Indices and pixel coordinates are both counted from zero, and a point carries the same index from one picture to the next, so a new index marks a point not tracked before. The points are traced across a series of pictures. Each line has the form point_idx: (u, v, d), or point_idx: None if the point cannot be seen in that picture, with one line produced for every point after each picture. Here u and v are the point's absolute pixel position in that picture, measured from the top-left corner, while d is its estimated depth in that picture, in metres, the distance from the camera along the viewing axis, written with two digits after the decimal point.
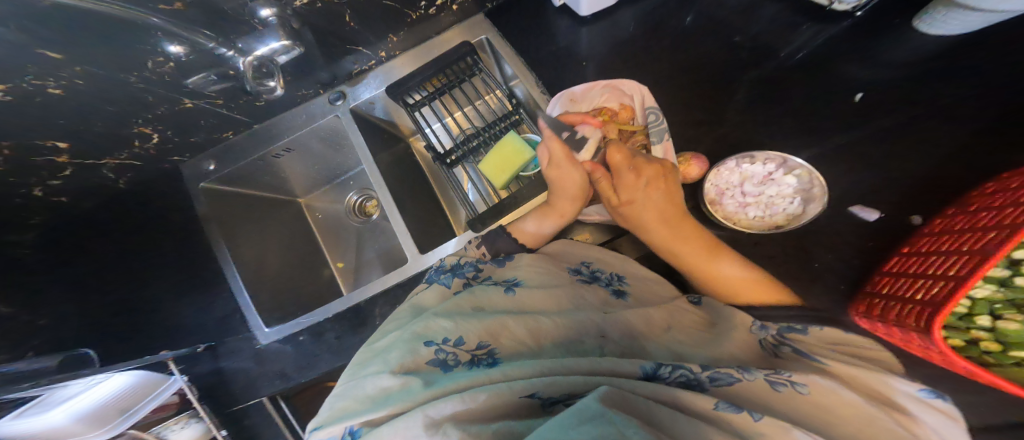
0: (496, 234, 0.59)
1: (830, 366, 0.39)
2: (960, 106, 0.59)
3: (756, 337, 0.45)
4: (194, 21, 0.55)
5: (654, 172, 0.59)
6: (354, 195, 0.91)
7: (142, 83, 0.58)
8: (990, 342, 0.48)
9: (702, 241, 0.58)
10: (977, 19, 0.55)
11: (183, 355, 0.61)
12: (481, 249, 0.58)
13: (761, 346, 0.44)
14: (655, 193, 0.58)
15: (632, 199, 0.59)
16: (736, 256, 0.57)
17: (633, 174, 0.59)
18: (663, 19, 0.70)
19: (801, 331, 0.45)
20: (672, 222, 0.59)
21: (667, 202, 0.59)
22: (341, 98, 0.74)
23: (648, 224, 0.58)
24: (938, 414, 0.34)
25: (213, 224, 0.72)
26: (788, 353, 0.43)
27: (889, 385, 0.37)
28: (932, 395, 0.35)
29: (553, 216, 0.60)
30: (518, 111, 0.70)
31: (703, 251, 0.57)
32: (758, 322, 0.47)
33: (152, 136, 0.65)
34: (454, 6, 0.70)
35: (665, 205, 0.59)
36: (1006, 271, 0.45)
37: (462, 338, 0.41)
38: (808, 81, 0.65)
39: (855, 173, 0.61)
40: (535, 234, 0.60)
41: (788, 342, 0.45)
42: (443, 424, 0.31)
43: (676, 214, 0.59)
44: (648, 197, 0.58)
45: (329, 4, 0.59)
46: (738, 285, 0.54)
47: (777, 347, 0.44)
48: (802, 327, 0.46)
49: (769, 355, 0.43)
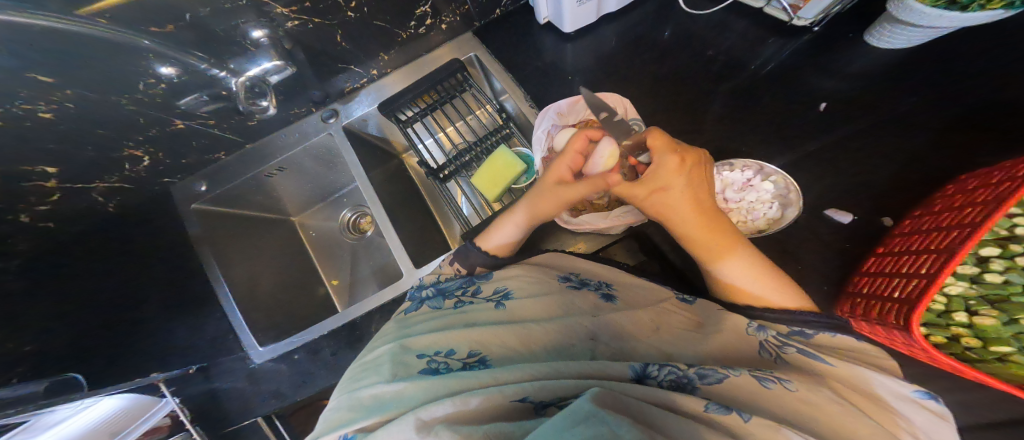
0: (468, 248, 0.58)
1: (829, 367, 0.41)
2: (926, 110, 0.61)
3: (757, 339, 0.45)
4: (184, 43, 0.56)
5: (694, 161, 0.55)
6: (347, 212, 0.91)
7: (133, 105, 0.59)
8: (970, 338, 0.50)
9: (726, 236, 0.53)
10: (915, 33, 0.58)
11: (176, 376, 0.60)
12: (456, 265, 0.58)
13: (761, 348, 0.44)
14: (696, 182, 0.54)
15: (670, 186, 0.54)
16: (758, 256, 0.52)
17: (677, 159, 0.54)
18: (643, 33, 0.73)
19: (808, 335, 0.46)
20: (705, 210, 0.54)
21: (705, 190, 0.55)
22: (333, 116, 0.75)
23: (683, 213, 0.53)
24: (926, 412, 0.37)
25: (205, 245, 0.72)
26: (793, 354, 0.43)
27: (888, 386, 0.39)
28: (926, 395, 0.38)
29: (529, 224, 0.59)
30: (509, 125, 0.72)
31: (724, 247, 0.52)
32: (756, 324, 0.47)
33: (143, 159, 0.66)
34: (442, 25, 0.72)
35: (705, 193, 0.55)
36: (975, 268, 0.49)
37: (454, 349, 0.42)
38: (783, 90, 0.68)
39: (835, 175, 0.64)
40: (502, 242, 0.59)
41: (791, 342, 0.45)
42: (435, 426, 0.32)
43: (711, 206, 0.54)
44: (689, 182, 0.54)
45: (320, 25, 0.61)
46: (751, 284, 0.51)
47: (781, 348, 0.44)
48: (813, 331, 0.46)
49: (767, 358, 0.43)
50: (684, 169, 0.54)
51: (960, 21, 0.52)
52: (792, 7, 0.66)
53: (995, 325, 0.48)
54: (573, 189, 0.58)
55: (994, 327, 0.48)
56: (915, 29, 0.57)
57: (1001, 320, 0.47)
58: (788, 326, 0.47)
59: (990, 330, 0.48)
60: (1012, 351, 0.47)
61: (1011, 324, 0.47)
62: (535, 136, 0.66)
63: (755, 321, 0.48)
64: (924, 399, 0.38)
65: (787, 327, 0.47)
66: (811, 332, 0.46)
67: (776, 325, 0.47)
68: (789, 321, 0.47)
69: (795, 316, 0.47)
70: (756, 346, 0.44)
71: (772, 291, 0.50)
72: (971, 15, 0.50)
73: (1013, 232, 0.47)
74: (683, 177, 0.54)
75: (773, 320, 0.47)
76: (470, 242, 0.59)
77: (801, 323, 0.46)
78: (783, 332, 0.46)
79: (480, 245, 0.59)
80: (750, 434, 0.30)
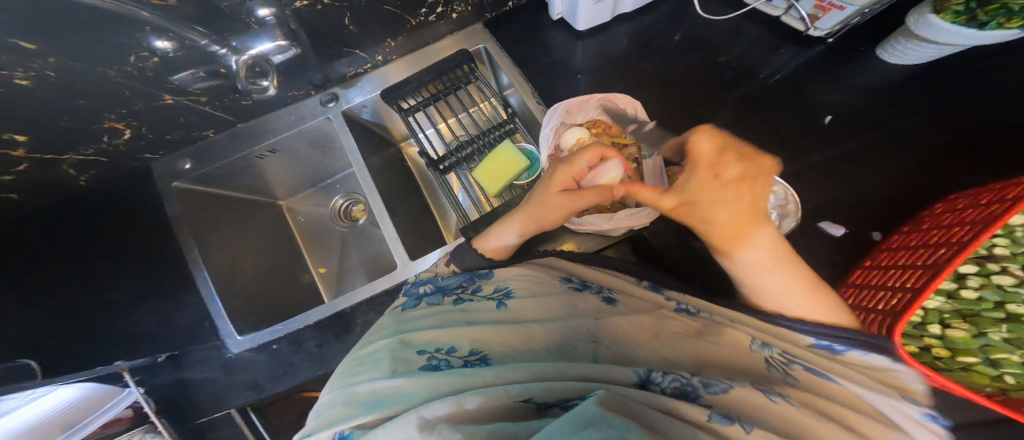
0: (464, 249, 0.57)
1: (832, 387, 0.42)
2: (915, 129, 0.64)
3: (762, 356, 0.45)
4: (186, 18, 0.53)
5: (735, 175, 0.53)
6: (339, 199, 0.89)
7: (121, 78, 0.56)
8: (940, 349, 0.53)
9: (751, 237, 0.51)
10: (933, 50, 0.61)
11: (141, 365, 0.58)
12: (450, 266, 0.57)
13: (769, 365, 0.44)
14: (731, 200, 0.52)
15: (694, 200, 0.53)
16: (791, 261, 0.50)
17: (711, 174, 0.54)
18: (652, 39, 0.74)
19: (835, 352, 0.46)
20: (742, 214, 0.52)
21: (744, 205, 0.52)
22: (333, 100, 0.73)
23: (711, 226, 0.52)
24: (934, 434, 0.40)
25: (185, 225, 0.69)
26: (800, 372, 0.43)
27: (900, 410, 0.41)
28: (932, 418, 0.41)
29: (522, 228, 0.57)
30: (514, 120, 0.71)
31: (743, 250, 0.51)
32: (760, 341, 0.47)
33: (123, 133, 0.63)
34: (453, 14, 0.71)
35: (745, 211, 0.52)
36: (953, 284, 0.52)
37: (456, 346, 0.41)
38: (783, 102, 0.70)
39: (828, 189, 0.66)
40: (504, 245, 0.58)
41: (798, 358, 0.45)
42: (437, 425, 0.31)
43: (745, 219, 0.51)
44: (718, 200, 0.52)
45: (329, 6, 0.59)
46: (779, 292, 0.50)
47: (788, 365, 0.44)
48: (839, 347, 0.46)
49: (777, 375, 0.43)
50: (717, 185, 0.53)
51: (976, 38, 0.54)
52: (809, 17, 0.68)
53: (965, 337, 0.51)
54: (581, 198, 0.56)
55: (965, 339, 0.51)
56: (932, 45, 0.60)
57: (972, 332, 0.51)
58: (810, 340, 0.47)
59: (960, 342, 0.51)
60: (978, 361, 0.50)
61: (980, 337, 0.51)
62: (545, 131, 0.65)
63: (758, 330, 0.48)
64: (930, 420, 0.41)
65: (811, 341, 0.47)
66: (840, 348, 0.46)
67: (797, 338, 0.47)
68: (814, 335, 0.46)
69: (821, 332, 0.46)
70: (763, 363, 0.44)
71: (790, 303, 0.49)
72: (988, 32, 0.52)
73: (990, 252, 0.51)
74: (714, 192, 0.52)
75: (795, 332, 0.48)
76: (467, 242, 0.58)
77: (827, 339, 0.46)
78: (803, 345, 0.47)
79: (478, 248, 0.57)
80: None
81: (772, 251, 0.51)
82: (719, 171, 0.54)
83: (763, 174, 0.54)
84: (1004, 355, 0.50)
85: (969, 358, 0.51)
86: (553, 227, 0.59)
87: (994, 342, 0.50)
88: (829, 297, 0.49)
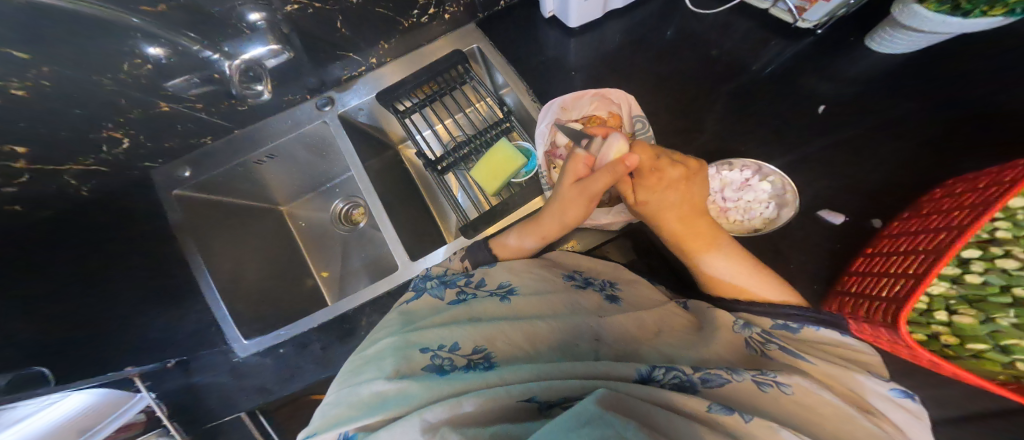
0: (479, 247, 0.59)
1: (807, 365, 0.42)
2: (913, 117, 0.64)
3: (742, 336, 0.46)
4: (176, 24, 0.54)
5: (676, 174, 0.57)
6: (339, 203, 0.89)
7: (114, 86, 0.56)
8: (949, 336, 0.53)
9: (701, 231, 0.57)
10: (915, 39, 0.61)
11: (151, 370, 0.59)
12: (464, 262, 0.58)
13: (747, 345, 0.45)
14: (673, 195, 0.57)
15: (649, 201, 0.57)
16: (737, 250, 0.57)
17: (655, 176, 0.56)
18: (646, 33, 0.74)
19: (793, 329, 0.48)
20: (684, 211, 0.57)
21: (683, 200, 0.57)
22: (329, 104, 0.73)
23: (665, 222, 0.57)
24: (904, 413, 0.39)
25: (185, 232, 0.69)
26: (776, 351, 0.44)
27: (867, 385, 0.41)
28: (903, 395, 0.40)
29: (535, 233, 0.58)
30: (510, 119, 0.72)
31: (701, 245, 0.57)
32: (741, 322, 0.48)
33: (122, 141, 0.62)
34: (446, 15, 0.71)
35: (686, 205, 0.57)
36: (957, 269, 0.52)
37: (458, 344, 0.41)
38: (779, 93, 0.70)
39: (827, 180, 0.65)
40: (516, 247, 0.59)
41: (774, 339, 0.46)
42: (441, 428, 0.31)
43: (689, 212, 0.58)
44: (666, 198, 0.56)
45: (322, 10, 0.59)
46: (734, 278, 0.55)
47: (764, 344, 0.45)
48: (797, 325, 0.48)
49: (753, 354, 0.44)
50: (662, 185, 0.56)
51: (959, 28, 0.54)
52: (798, 8, 0.68)
53: (973, 324, 0.50)
54: (593, 182, 0.54)
55: (973, 325, 0.50)
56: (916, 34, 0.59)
57: (979, 318, 0.50)
58: (772, 320, 0.49)
59: (968, 329, 0.51)
60: (987, 348, 0.50)
61: (987, 323, 0.50)
62: (540, 132, 0.66)
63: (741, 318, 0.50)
64: (899, 398, 0.40)
65: (772, 321, 0.49)
66: (796, 326, 0.48)
67: (758, 318, 0.50)
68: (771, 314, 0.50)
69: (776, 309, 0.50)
70: (741, 343, 0.45)
71: (756, 286, 0.54)
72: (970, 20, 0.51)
73: (992, 236, 0.50)
74: (661, 191, 0.56)
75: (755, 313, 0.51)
76: (481, 241, 0.61)
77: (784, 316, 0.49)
78: (768, 326, 0.49)
79: (492, 246, 0.60)
80: (750, 434, 0.31)
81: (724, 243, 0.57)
82: (661, 166, 0.56)
83: (695, 173, 0.59)
84: (1014, 341, 0.49)
85: (980, 344, 0.51)
86: (579, 221, 0.58)
87: (1002, 328, 0.49)
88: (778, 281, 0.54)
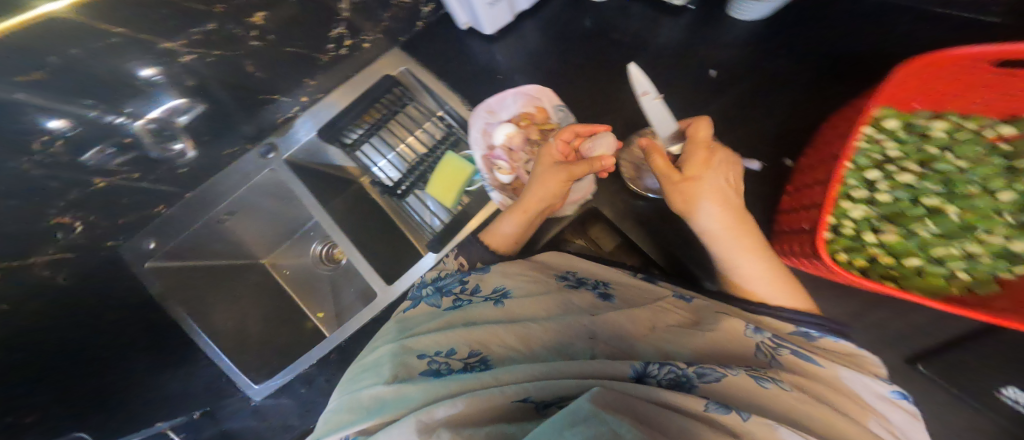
0: (471, 243, 0.62)
1: (818, 370, 0.44)
2: (827, 51, 0.67)
3: (753, 341, 0.47)
4: (64, 90, 0.49)
5: (722, 158, 0.58)
6: (317, 245, 0.93)
7: (36, 168, 0.51)
8: (885, 256, 0.55)
9: (746, 224, 0.57)
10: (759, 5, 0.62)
11: (181, 423, 0.71)
12: (458, 259, 0.62)
13: (758, 350, 0.46)
14: (725, 179, 0.57)
15: (700, 178, 0.56)
16: (770, 255, 0.57)
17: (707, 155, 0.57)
18: (563, 23, 0.77)
19: (812, 337, 0.50)
20: (732, 202, 0.57)
21: (733, 187, 0.57)
22: (272, 151, 0.74)
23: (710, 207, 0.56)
24: (903, 412, 0.42)
25: (172, 299, 0.71)
26: (787, 356, 0.45)
27: (873, 389, 0.44)
28: (901, 396, 0.44)
29: (517, 213, 0.63)
30: (456, 132, 0.77)
31: (744, 241, 0.56)
32: (753, 326, 0.49)
33: (75, 225, 0.58)
34: (366, 43, 0.73)
35: (733, 194, 0.57)
36: (866, 192, 0.57)
37: (453, 348, 0.45)
38: (701, 52, 0.72)
39: (765, 127, 0.68)
40: (506, 234, 0.63)
41: (785, 344, 0.47)
42: (437, 428, 0.35)
43: (736, 203, 0.57)
44: (716, 177, 0.57)
45: (225, 55, 0.59)
46: (764, 277, 0.55)
47: (776, 349, 0.46)
48: (813, 333, 0.50)
49: (762, 360, 0.45)
50: (711, 166, 0.57)
51: None
52: None
53: (897, 238, 0.54)
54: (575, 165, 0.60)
55: (899, 240, 0.54)
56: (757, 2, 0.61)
57: (903, 233, 0.55)
58: (793, 326, 0.51)
59: (897, 245, 0.54)
60: (920, 261, 0.53)
61: (912, 236, 0.54)
62: (473, 135, 0.71)
63: (754, 322, 0.51)
64: (898, 399, 0.43)
65: (789, 327, 0.51)
66: (812, 333, 0.50)
67: (779, 324, 0.51)
68: (794, 321, 0.51)
69: (800, 318, 0.51)
70: (752, 347, 0.46)
71: (771, 291, 0.54)
72: None
73: (891, 157, 0.57)
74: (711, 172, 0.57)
75: (776, 316, 0.52)
76: (471, 236, 0.63)
77: (806, 324, 0.51)
78: (785, 331, 0.50)
79: (484, 239, 0.63)
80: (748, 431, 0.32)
81: (753, 240, 0.57)
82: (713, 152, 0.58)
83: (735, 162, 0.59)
84: (938, 249, 0.53)
85: (909, 258, 0.54)
86: (556, 199, 0.64)
87: (924, 239, 0.54)
88: (796, 287, 0.56)
